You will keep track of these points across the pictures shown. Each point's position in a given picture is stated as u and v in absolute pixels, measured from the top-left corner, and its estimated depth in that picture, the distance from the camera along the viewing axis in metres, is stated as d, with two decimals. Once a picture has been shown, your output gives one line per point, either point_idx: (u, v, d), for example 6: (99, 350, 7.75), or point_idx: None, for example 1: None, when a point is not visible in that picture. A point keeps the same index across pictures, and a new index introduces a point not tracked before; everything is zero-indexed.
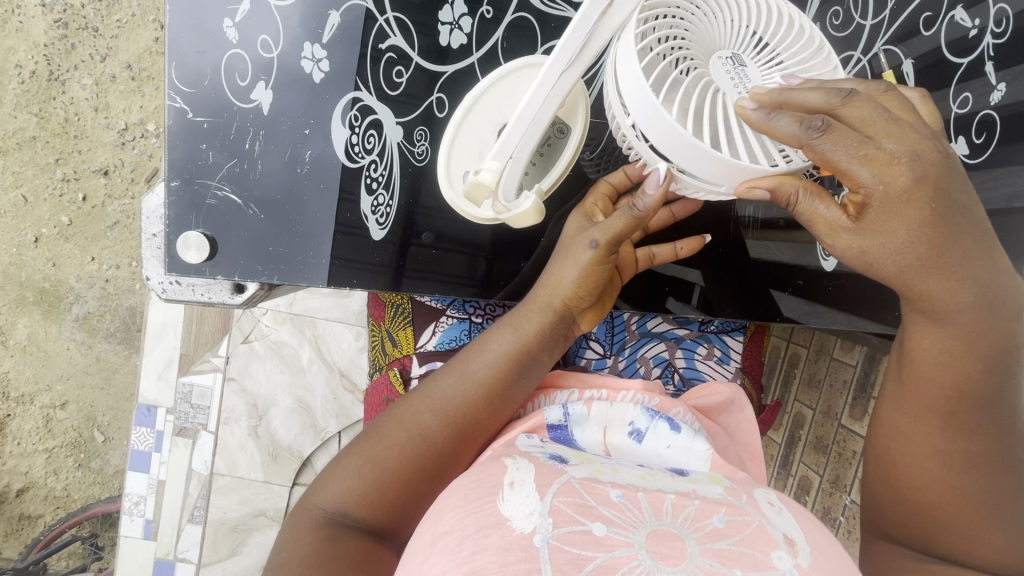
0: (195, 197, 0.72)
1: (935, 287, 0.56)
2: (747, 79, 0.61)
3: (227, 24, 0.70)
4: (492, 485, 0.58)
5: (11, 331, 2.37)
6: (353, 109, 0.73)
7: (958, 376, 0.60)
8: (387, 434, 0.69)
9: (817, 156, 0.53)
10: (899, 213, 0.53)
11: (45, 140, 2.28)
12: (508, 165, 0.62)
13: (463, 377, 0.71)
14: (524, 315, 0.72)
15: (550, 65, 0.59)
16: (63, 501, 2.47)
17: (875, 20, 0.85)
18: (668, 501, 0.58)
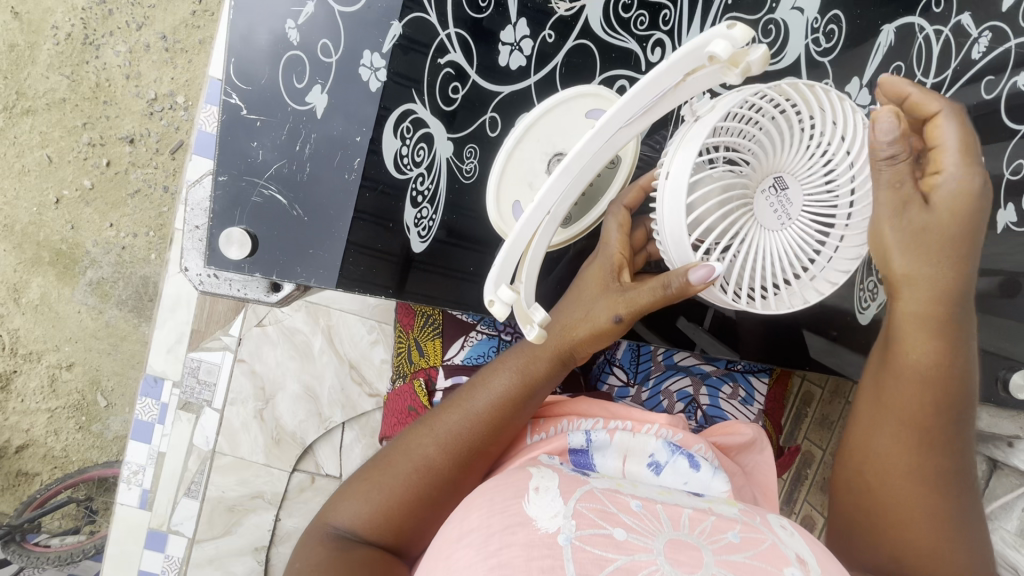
0: (241, 193, 0.72)
1: (909, 319, 0.64)
2: (789, 207, 0.65)
3: (290, 25, 0.70)
4: (517, 490, 0.59)
5: (25, 289, 2.38)
6: (405, 121, 0.73)
7: (927, 408, 0.65)
8: (393, 461, 0.70)
9: (937, 126, 0.59)
10: (927, 219, 0.60)
11: (74, 103, 2.29)
12: (545, 220, 0.57)
13: (467, 414, 0.71)
14: (531, 358, 0.72)
15: (614, 115, 0.53)
16: (61, 460, 2.49)
17: (935, 80, 0.81)
18: (685, 515, 0.60)
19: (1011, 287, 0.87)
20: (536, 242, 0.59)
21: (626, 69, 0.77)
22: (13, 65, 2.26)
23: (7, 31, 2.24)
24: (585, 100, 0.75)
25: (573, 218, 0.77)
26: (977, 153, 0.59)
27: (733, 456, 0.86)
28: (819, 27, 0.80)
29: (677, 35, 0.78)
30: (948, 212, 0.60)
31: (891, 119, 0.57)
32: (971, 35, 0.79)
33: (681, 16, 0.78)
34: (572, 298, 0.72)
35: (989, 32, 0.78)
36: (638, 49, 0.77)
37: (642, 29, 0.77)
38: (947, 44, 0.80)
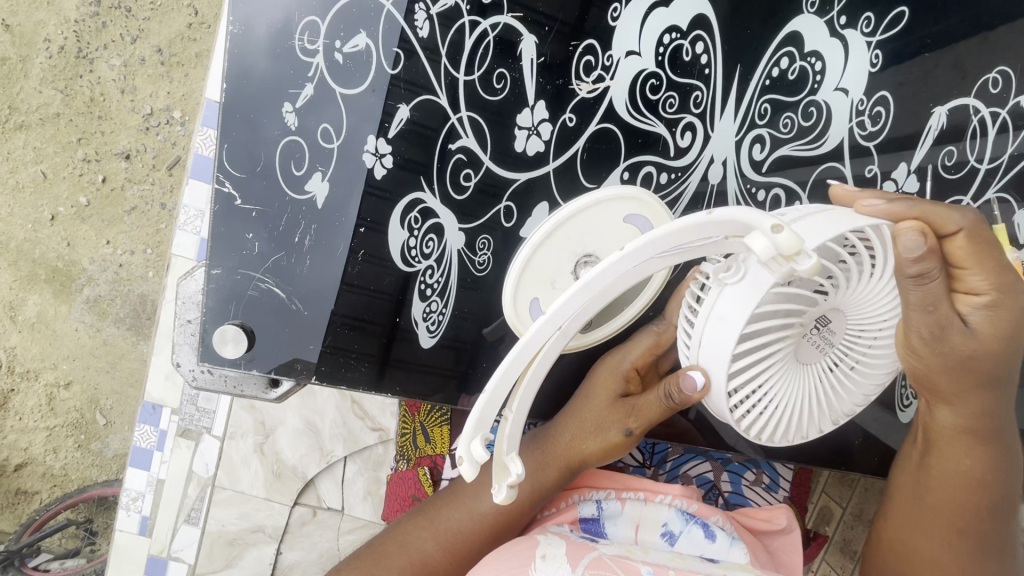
0: (236, 288, 0.65)
1: (951, 427, 0.65)
2: (830, 339, 0.62)
3: (287, 109, 0.63)
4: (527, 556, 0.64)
5: (21, 307, 2.33)
6: (413, 212, 0.68)
7: (968, 506, 0.68)
8: (390, 554, 0.73)
9: (957, 246, 0.55)
10: (973, 357, 0.58)
11: (68, 118, 2.22)
12: (554, 335, 0.54)
13: (469, 513, 0.75)
14: (540, 466, 0.76)
15: (642, 245, 0.47)
16: (60, 479, 2.45)
17: (991, 165, 0.73)
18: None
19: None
20: (545, 352, 0.55)
21: (652, 156, 0.71)
22: (4, 78, 2.19)
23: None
24: (623, 203, 0.67)
25: (597, 324, 0.76)
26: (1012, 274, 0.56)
27: (761, 539, 0.80)
28: (864, 109, 0.72)
29: (709, 119, 0.72)
30: (1000, 308, 0.56)
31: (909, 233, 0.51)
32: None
33: (715, 96, 0.71)
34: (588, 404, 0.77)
35: None
36: (666, 133, 0.71)
37: (670, 113, 0.71)
38: (1005, 127, 0.72)
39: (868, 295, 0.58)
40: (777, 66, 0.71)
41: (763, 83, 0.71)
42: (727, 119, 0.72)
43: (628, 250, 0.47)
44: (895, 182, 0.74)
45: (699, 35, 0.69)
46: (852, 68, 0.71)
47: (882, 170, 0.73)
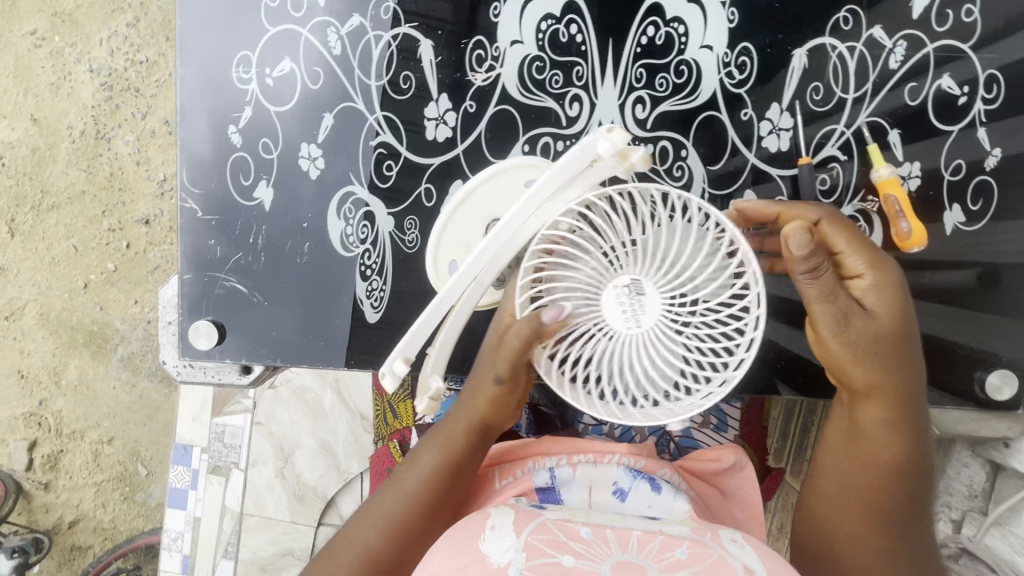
0: (205, 288, 0.78)
1: (868, 417, 0.59)
2: (643, 315, 0.54)
3: (233, 130, 0.75)
4: (473, 529, 0.62)
5: (65, 371, 2.41)
6: (348, 203, 0.76)
7: (881, 500, 0.60)
8: (342, 549, 0.69)
9: (829, 229, 0.58)
10: (860, 331, 0.55)
11: (92, 194, 2.33)
12: (471, 285, 0.62)
13: (399, 494, 0.70)
14: (444, 436, 0.71)
15: (530, 197, 0.58)
16: (109, 531, 2.48)
17: (857, 94, 0.72)
18: (633, 537, 0.61)
19: (992, 278, 0.76)
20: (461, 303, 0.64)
21: (549, 127, 0.73)
22: (37, 164, 2.32)
23: (30, 135, 2.29)
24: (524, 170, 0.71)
25: None
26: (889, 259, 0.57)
27: (711, 481, 0.85)
28: (730, 60, 0.72)
29: (592, 89, 0.73)
30: (887, 293, 0.56)
31: (793, 231, 0.52)
32: (886, 46, 0.72)
33: (595, 69, 0.73)
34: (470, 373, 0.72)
35: (904, 41, 0.71)
36: (557, 107, 0.74)
37: (557, 87, 0.73)
38: (863, 58, 0.72)
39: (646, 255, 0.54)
40: (644, 34, 0.72)
41: (634, 50, 0.72)
42: (609, 86, 0.73)
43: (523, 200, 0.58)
44: (771, 122, 0.73)
45: (572, 17, 0.72)
46: (714, 22, 0.72)
47: (756, 113, 0.73)
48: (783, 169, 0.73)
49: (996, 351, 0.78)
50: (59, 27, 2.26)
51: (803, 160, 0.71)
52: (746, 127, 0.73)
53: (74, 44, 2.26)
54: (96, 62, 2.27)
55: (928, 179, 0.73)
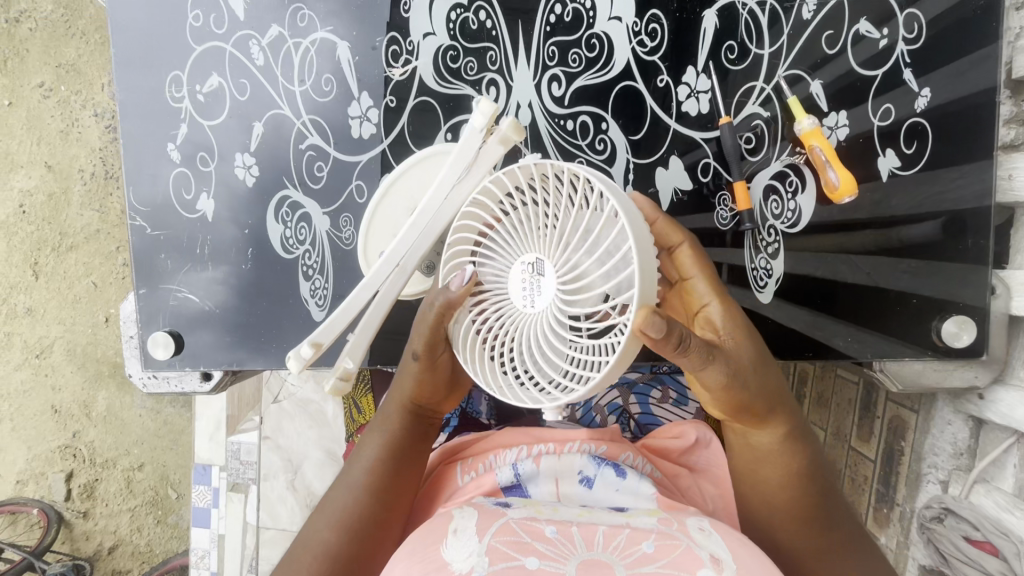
0: (160, 300, 0.80)
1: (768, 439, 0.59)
2: (538, 296, 0.51)
3: (171, 148, 0.79)
4: (436, 535, 0.53)
5: (93, 404, 2.26)
6: (284, 207, 0.79)
7: (805, 508, 0.60)
8: (293, 555, 0.63)
9: (682, 259, 0.61)
10: (744, 365, 0.54)
11: (107, 232, 2.16)
12: (394, 272, 0.65)
13: (346, 484, 0.65)
14: (383, 419, 0.67)
15: (441, 177, 0.63)
16: (146, 555, 2.35)
17: (772, 48, 0.76)
18: (599, 532, 0.53)
19: (957, 227, 0.76)
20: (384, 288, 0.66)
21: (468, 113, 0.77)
22: (51, 211, 2.14)
23: (42, 181, 2.13)
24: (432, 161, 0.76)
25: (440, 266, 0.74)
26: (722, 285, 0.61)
27: (677, 458, 0.81)
28: (640, 28, 0.76)
29: (507, 72, 0.77)
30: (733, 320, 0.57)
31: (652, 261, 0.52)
32: None
33: (508, 52, 0.77)
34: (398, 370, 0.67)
35: None
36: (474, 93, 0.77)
37: (474, 74, 0.78)
38: (774, 13, 0.75)
39: (540, 227, 0.51)
40: (552, 13, 0.77)
41: (545, 30, 0.77)
42: (524, 68, 0.77)
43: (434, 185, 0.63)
44: (688, 86, 0.77)
45: (481, 5, 0.77)
46: None
47: (672, 79, 0.77)
48: (705, 132, 0.77)
49: (955, 297, 0.77)
50: (64, 78, 2.08)
51: (721, 120, 0.75)
52: (662, 92, 0.76)
53: (79, 91, 2.09)
54: (101, 106, 2.10)
55: (855, 126, 0.75)
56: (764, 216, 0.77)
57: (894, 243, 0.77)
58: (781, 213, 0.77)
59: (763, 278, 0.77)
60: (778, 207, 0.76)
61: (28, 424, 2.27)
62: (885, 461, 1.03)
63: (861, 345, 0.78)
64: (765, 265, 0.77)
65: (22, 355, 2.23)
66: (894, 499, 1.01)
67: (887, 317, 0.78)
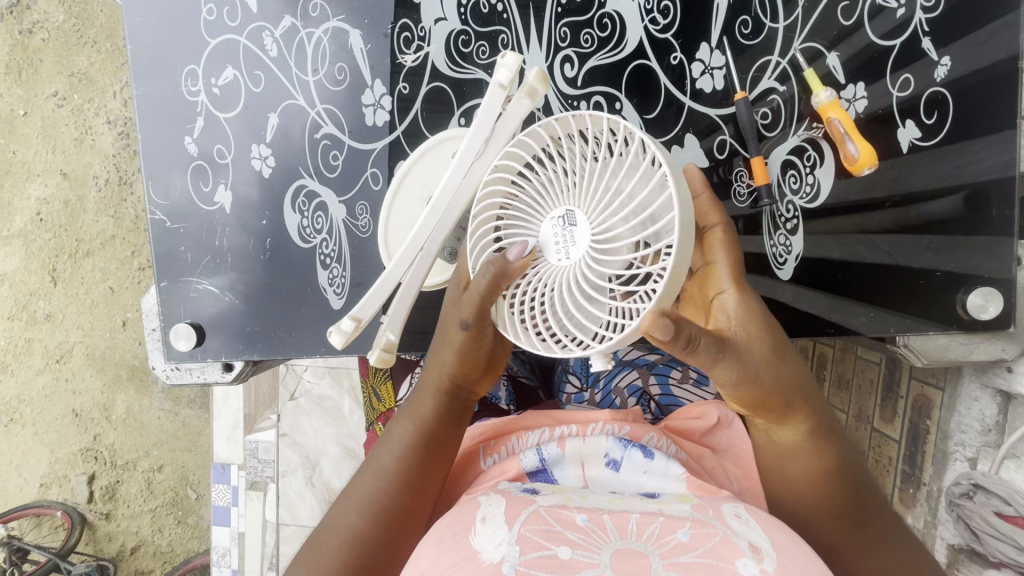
0: (181, 292, 0.81)
1: (789, 434, 0.58)
2: (573, 247, 0.53)
3: (188, 141, 0.79)
4: (464, 522, 0.51)
5: (112, 408, 2.29)
6: (301, 196, 0.80)
7: (833, 501, 0.59)
8: (322, 540, 0.62)
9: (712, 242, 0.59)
10: (755, 358, 0.53)
11: (123, 237, 2.19)
12: (419, 256, 0.65)
13: (377, 468, 0.65)
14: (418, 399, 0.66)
15: (461, 154, 0.62)
16: (168, 555, 2.38)
17: (787, 21, 0.75)
18: (633, 520, 0.50)
19: (980, 200, 0.74)
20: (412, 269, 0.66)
21: (481, 97, 0.78)
22: (68, 218, 2.17)
23: (58, 188, 2.16)
24: (447, 144, 0.76)
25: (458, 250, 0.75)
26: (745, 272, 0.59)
27: (698, 440, 0.80)
28: (652, 6, 0.77)
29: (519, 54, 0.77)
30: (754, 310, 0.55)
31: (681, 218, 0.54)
32: None
33: (519, 35, 0.77)
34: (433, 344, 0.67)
35: None
36: (487, 77, 0.78)
37: (486, 58, 0.78)
38: None
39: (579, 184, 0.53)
40: None
41: (556, 11, 0.77)
42: (535, 49, 0.77)
43: (458, 155, 0.62)
44: (702, 63, 0.77)
45: None
46: None
47: (685, 56, 0.77)
48: (720, 108, 0.77)
49: (977, 270, 0.75)
50: (77, 87, 2.10)
51: (737, 95, 0.75)
52: (676, 70, 0.77)
53: (92, 99, 2.11)
54: (114, 113, 2.13)
55: (873, 98, 0.74)
56: (782, 191, 0.77)
57: (912, 219, 0.75)
58: (800, 188, 0.76)
59: (783, 254, 0.78)
60: (796, 181, 0.76)
61: (51, 428, 2.31)
62: (909, 441, 1.02)
63: (882, 325, 0.77)
64: (785, 241, 0.78)
65: (43, 361, 2.26)
66: (920, 479, 1.00)
67: (908, 295, 0.76)
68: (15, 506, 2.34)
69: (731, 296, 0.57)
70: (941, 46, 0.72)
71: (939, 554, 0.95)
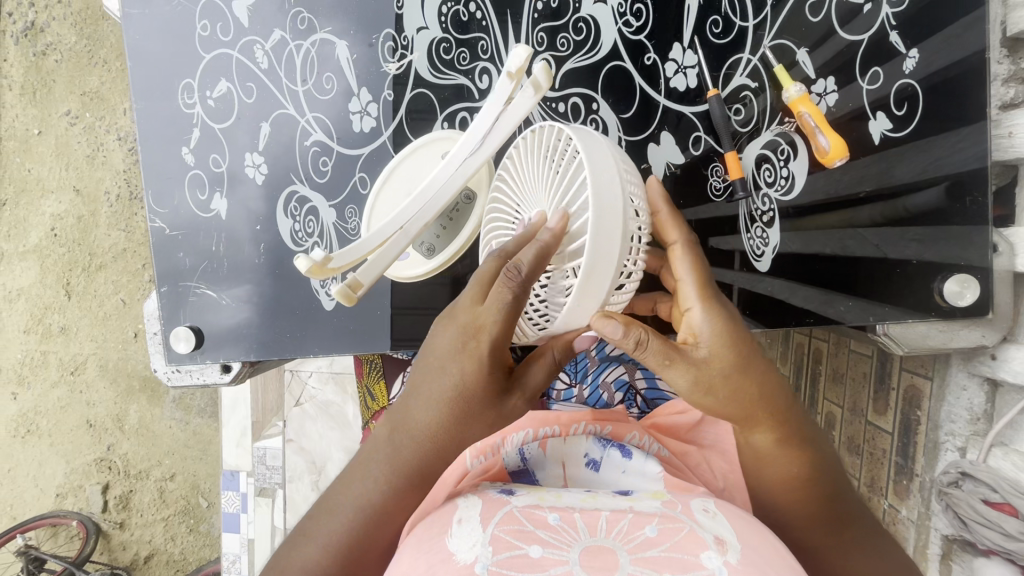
0: (180, 297, 0.84)
1: (764, 443, 0.58)
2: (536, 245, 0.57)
3: (185, 151, 0.83)
4: (441, 524, 0.53)
5: (124, 418, 2.34)
6: (293, 202, 0.83)
7: (811, 507, 0.60)
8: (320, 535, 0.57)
9: (675, 259, 0.58)
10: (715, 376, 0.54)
11: (133, 250, 2.24)
12: (397, 237, 0.63)
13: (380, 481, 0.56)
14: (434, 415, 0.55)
15: (458, 146, 0.62)
16: (180, 563, 2.41)
17: (757, 19, 0.77)
18: (602, 518, 0.52)
19: (957, 189, 0.75)
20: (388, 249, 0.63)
21: (463, 103, 0.80)
22: (81, 233, 2.23)
23: (71, 204, 2.22)
24: (440, 143, 0.79)
25: (438, 247, 0.78)
26: (713, 285, 0.57)
27: (686, 437, 0.81)
28: (626, 9, 0.79)
29: (499, 60, 0.80)
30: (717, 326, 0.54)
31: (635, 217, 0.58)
32: None
33: (499, 41, 0.80)
34: (447, 320, 0.56)
35: None
36: (468, 82, 0.81)
37: (467, 64, 0.81)
38: None
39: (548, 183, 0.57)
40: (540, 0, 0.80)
41: (533, 16, 0.80)
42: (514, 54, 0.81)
43: (451, 153, 0.62)
44: (677, 62, 0.79)
45: None
46: None
47: (660, 56, 0.79)
48: (694, 106, 0.79)
49: (957, 259, 0.76)
50: (88, 106, 2.17)
51: (709, 93, 0.77)
52: (651, 70, 0.79)
53: (102, 117, 2.18)
54: (123, 130, 2.19)
55: (845, 94, 0.76)
56: (757, 184, 0.79)
57: (900, 212, 0.76)
58: (775, 180, 0.78)
59: (760, 247, 0.80)
60: (770, 174, 0.78)
61: (67, 438, 2.36)
62: (903, 434, 1.02)
63: (865, 314, 0.78)
64: (762, 234, 0.79)
65: (58, 372, 2.32)
66: (913, 470, 1.00)
67: (895, 286, 0.77)
68: (32, 516, 2.39)
69: (696, 311, 0.55)
70: (910, 40, 0.73)
71: (934, 545, 0.95)
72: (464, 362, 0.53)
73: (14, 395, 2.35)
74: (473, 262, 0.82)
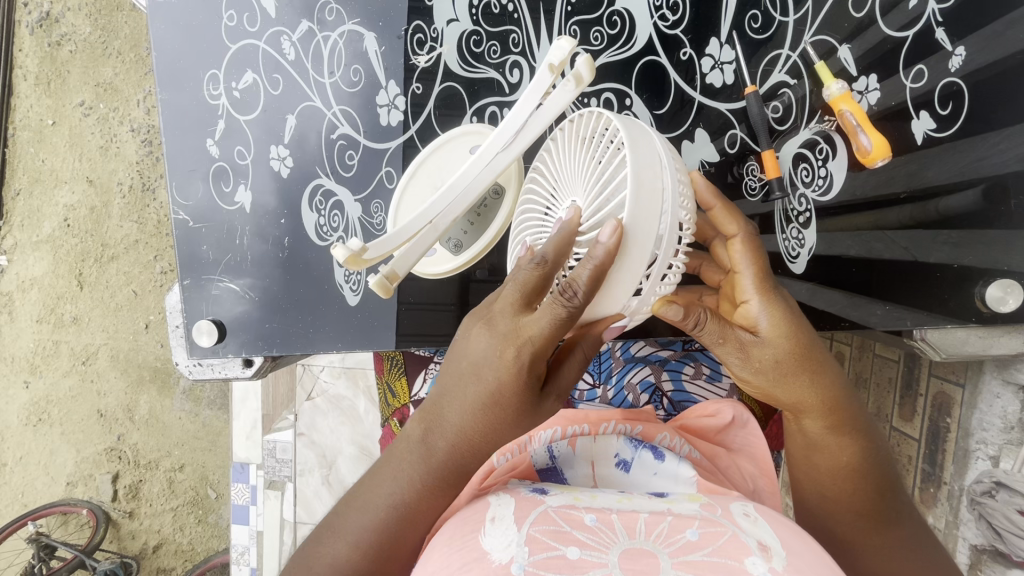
0: (203, 289, 0.83)
1: (817, 434, 0.58)
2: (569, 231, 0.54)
3: (210, 143, 0.82)
4: (473, 523, 0.51)
5: (135, 408, 2.35)
6: (318, 195, 0.82)
7: (863, 504, 0.59)
8: (350, 524, 0.56)
9: (733, 252, 0.56)
10: (769, 361, 0.55)
11: (146, 242, 2.23)
12: (425, 230, 0.61)
13: (412, 474, 0.54)
14: (476, 416, 0.52)
15: (490, 140, 0.61)
16: (189, 553, 2.42)
17: (797, 15, 0.76)
18: (640, 520, 0.50)
19: (999, 192, 0.72)
20: (416, 239, 0.62)
21: (494, 96, 0.79)
22: (94, 223, 2.24)
23: (85, 195, 2.23)
24: (467, 138, 0.78)
25: (466, 244, 0.77)
26: (771, 276, 0.55)
27: (714, 438, 0.80)
28: (661, 3, 0.78)
29: (530, 54, 0.79)
30: (779, 315, 0.54)
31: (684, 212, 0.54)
32: None
33: (531, 35, 0.79)
34: (482, 323, 0.51)
35: None
36: (498, 76, 0.79)
37: (497, 57, 0.79)
38: None
39: (585, 166, 0.54)
40: None
41: (566, 9, 0.79)
42: (546, 48, 0.79)
43: (482, 148, 0.60)
44: (712, 58, 0.78)
45: None
46: None
47: (695, 52, 0.78)
48: (731, 102, 0.78)
49: (998, 263, 0.74)
50: (103, 97, 2.17)
51: (749, 90, 0.75)
52: (686, 65, 0.78)
53: (116, 108, 2.17)
54: (137, 121, 2.18)
55: (886, 91, 0.74)
56: (794, 184, 0.77)
57: (932, 216, 0.74)
58: (812, 181, 0.77)
59: (795, 248, 0.78)
60: (807, 174, 0.77)
61: (78, 427, 2.37)
62: (929, 440, 1.00)
63: (900, 320, 0.76)
64: (797, 236, 0.78)
65: (70, 362, 2.33)
66: (940, 478, 0.98)
67: (931, 291, 0.76)
68: (43, 504, 2.40)
69: (757, 302, 0.54)
70: (955, 37, 0.71)
71: (961, 555, 0.95)
72: (500, 370, 0.50)
73: (26, 383, 2.36)
74: (498, 259, 0.81)
